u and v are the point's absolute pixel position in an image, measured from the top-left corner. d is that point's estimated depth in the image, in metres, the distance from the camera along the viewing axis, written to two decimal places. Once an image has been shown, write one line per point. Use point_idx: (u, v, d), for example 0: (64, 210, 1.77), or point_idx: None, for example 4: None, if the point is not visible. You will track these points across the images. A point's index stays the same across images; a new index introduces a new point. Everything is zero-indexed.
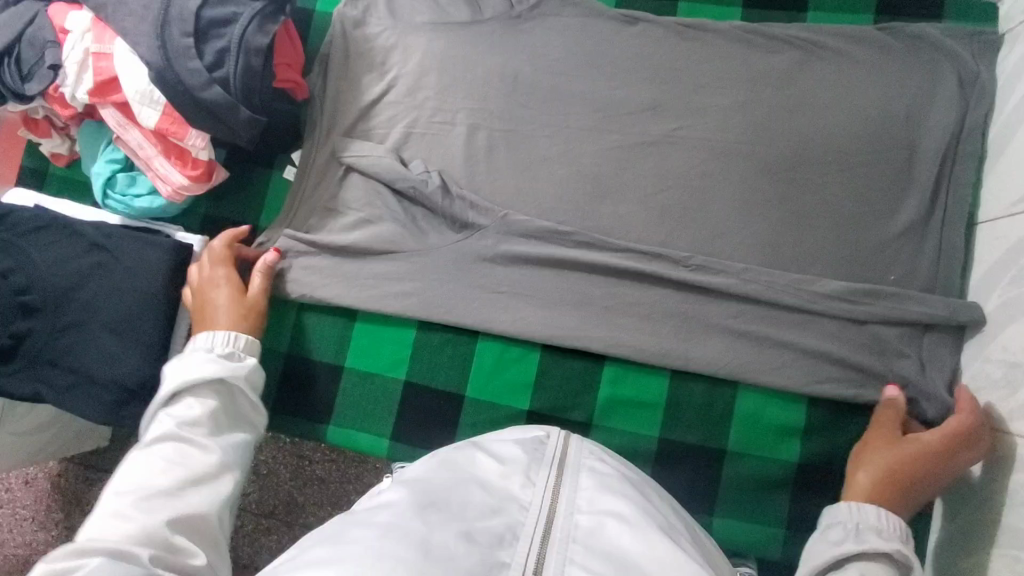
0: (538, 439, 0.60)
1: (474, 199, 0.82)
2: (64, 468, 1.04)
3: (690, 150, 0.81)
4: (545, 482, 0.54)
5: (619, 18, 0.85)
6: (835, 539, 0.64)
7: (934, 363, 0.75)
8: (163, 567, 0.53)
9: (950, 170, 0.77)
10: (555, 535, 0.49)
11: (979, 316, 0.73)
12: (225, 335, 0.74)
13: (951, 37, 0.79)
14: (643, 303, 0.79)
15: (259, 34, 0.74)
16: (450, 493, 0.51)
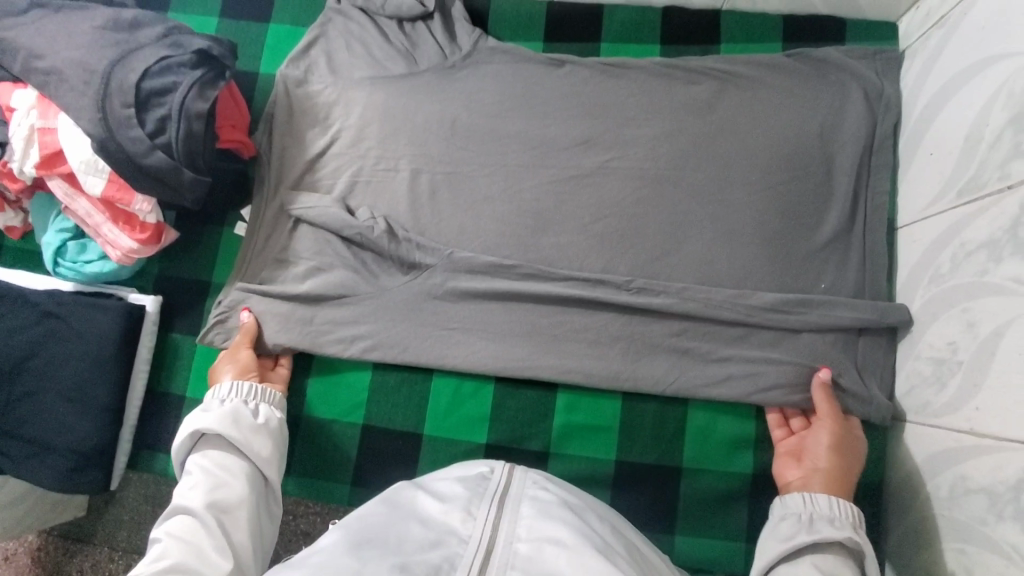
0: (482, 475, 0.62)
1: (420, 241, 0.84)
2: (44, 541, 1.00)
3: (625, 179, 0.84)
4: (485, 515, 0.56)
5: (547, 61, 0.89)
6: (789, 532, 0.66)
7: (872, 361, 0.77)
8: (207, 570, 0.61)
9: (868, 180, 0.81)
10: (492, 565, 0.52)
11: (906, 316, 0.75)
12: (233, 385, 0.77)
13: (855, 57, 0.84)
14: (590, 329, 0.81)
15: (199, 100, 0.76)
16: (389, 532, 0.54)
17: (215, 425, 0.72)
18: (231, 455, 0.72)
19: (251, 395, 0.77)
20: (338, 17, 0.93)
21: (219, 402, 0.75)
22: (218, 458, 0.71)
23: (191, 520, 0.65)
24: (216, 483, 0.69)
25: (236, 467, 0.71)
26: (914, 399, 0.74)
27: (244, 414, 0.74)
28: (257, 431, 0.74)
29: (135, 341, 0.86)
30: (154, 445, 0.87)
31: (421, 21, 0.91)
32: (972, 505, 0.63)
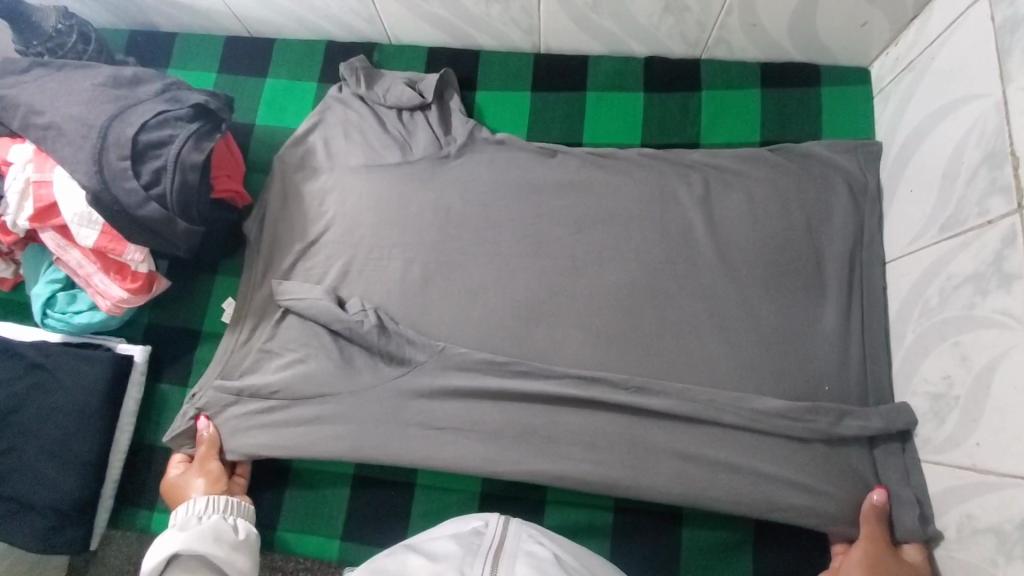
0: (476, 531, 0.60)
1: (411, 335, 0.83)
2: None
3: (620, 275, 0.85)
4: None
5: (537, 152, 0.92)
6: None
7: (886, 472, 0.74)
8: None
9: (861, 270, 0.82)
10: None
11: (910, 421, 0.74)
12: (207, 501, 0.76)
13: (837, 153, 0.86)
14: (587, 430, 0.79)
15: (195, 151, 0.78)
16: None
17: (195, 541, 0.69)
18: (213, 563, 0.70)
19: (228, 509, 0.77)
20: (338, 105, 0.95)
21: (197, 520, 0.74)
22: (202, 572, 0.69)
23: None
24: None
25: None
26: (916, 435, 0.73)
27: (225, 530, 0.74)
28: (236, 547, 0.73)
29: (122, 393, 0.84)
30: (137, 501, 0.84)
31: (419, 111, 0.94)
32: (983, 545, 0.62)
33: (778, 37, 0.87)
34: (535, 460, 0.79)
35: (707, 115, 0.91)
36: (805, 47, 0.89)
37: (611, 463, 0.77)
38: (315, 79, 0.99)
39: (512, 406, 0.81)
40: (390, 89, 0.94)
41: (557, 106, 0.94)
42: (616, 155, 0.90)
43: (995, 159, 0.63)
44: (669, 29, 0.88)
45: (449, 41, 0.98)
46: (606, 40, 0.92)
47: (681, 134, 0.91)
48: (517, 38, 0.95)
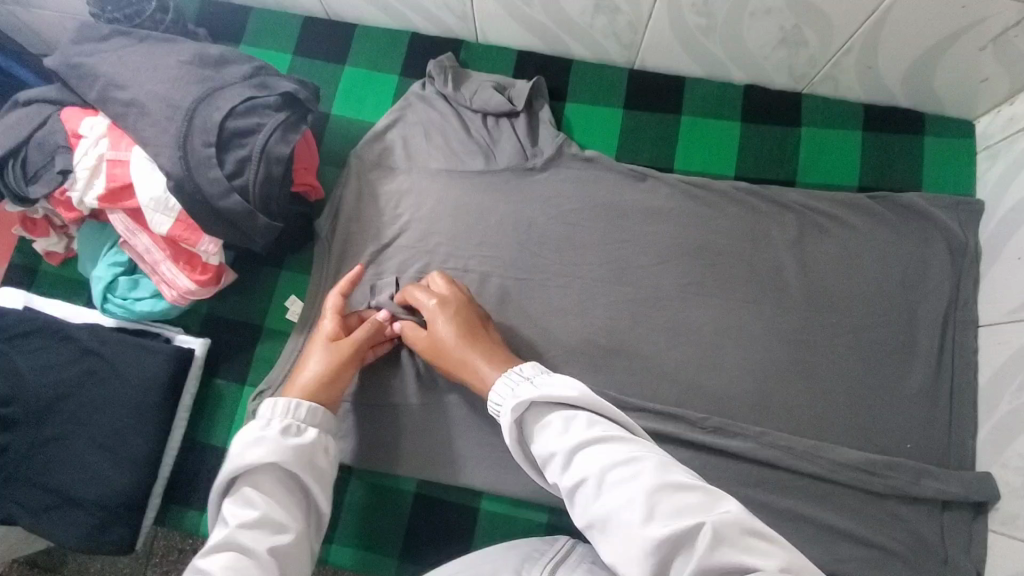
0: (542, 545, 0.62)
1: None
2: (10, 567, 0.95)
3: (704, 311, 0.82)
4: None
5: (627, 172, 0.88)
6: (682, 507, 0.49)
7: (957, 542, 0.73)
8: None
9: (954, 333, 0.79)
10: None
11: (994, 492, 0.72)
12: (284, 403, 0.63)
13: (939, 207, 0.83)
14: None
15: (281, 143, 0.74)
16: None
17: (260, 454, 0.59)
18: (287, 500, 0.60)
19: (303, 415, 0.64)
20: (421, 103, 0.91)
21: (270, 421, 0.62)
22: (247, 525, 0.56)
23: (241, 560, 0.54)
24: (265, 527, 0.57)
25: (299, 512, 0.60)
26: (1002, 504, 0.72)
27: (292, 432, 0.62)
28: (308, 451, 0.62)
29: (180, 388, 0.80)
30: (184, 501, 0.80)
31: (506, 118, 0.90)
32: None
33: (889, 80, 0.84)
34: None
35: (804, 152, 0.88)
36: (915, 94, 0.86)
37: None
38: (396, 72, 0.95)
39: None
40: (477, 92, 0.89)
41: (649, 126, 0.91)
42: (709, 184, 0.86)
43: None
44: (779, 60, 0.85)
45: (541, 47, 0.94)
46: (707, 64, 0.89)
47: (776, 169, 0.88)
48: (613, 51, 0.91)
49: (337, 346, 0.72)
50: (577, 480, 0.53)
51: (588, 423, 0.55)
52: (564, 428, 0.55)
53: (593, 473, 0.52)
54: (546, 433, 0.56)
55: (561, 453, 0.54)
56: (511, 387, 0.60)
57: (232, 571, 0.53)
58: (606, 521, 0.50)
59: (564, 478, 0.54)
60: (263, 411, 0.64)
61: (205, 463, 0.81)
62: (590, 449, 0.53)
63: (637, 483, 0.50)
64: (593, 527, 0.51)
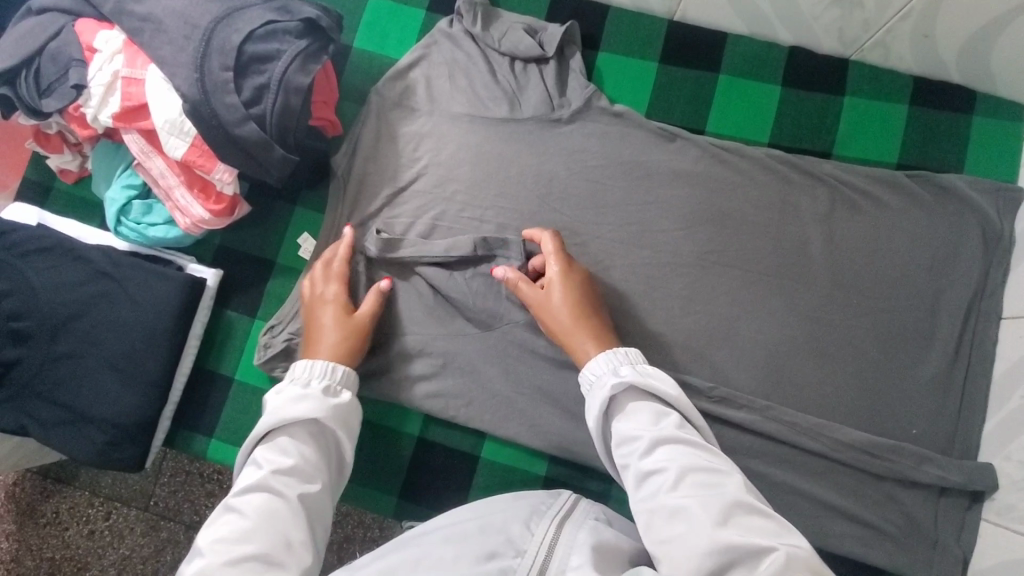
0: (546, 498, 0.65)
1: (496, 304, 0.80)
2: (22, 477, 0.98)
3: (722, 281, 0.80)
4: (540, 535, 0.60)
5: (656, 131, 0.84)
6: (756, 527, 0.51)
7: (950, 528, 0.73)
8: (287, 533, 0.55)
9: (975, 323, 0.77)
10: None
11: (991, 483, 0.72)
12: (323, 366, 0.66)
13: (978, 192, 0.80)
14: None
15: (300, 73, 0.72)
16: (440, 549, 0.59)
17: (302, 409, 0.61)
18: (323, 452, 0.62)
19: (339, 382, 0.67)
20: (447, 41, 0.87)
21: (310, 380, 0.65)
22: (282, 471, 0.58)
23: (272, 503, 0.56)
24: (299, 475, 0.58)
25: (330, 465, 0.62)
26: (999, 495, 0.72)
27: (328, 392, 0.65)
28: (344, 411, 0.65)
29: (191, 316, 0.80)
30: (193, 426, 0.82)
31: (535, 64, 0.86)
32: None
33: (943, 52, 0.79)
34: None
35: (844, 123, 0.84)
36: (968, 69, 0.81)
37: None
38: (422, 6, 0.90)
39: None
40: (506, 34, 0.85)
41: (684, 84, 0.87)
42: (741, 150, 0.83)
43: None
44: (829, 21, 0.80)
45: None
46: (752, 19, 0.84)
47: (814, 138, 0.85)
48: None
49: (351, 315, 0.75)
50: (656, 466, 0.57)
51: (679, 426, 0.59)
52: (654, 420, 0.60)
53: (676, 466, 0.56)
54: (638, 419, 0.61)
55: (647, 439, 0.59)
56: (613, 363, 0.65)
57: (265, 512, 0.55)
58: (675, 511, 0.54)
59: (643, 462, 0.58)
60: (300, 370, 0.66)
61: (215, 392, 0.82)
62: (678, 446, 0.58)
63: (717, 490, 0.54)
64: (657, 514, 0.54)
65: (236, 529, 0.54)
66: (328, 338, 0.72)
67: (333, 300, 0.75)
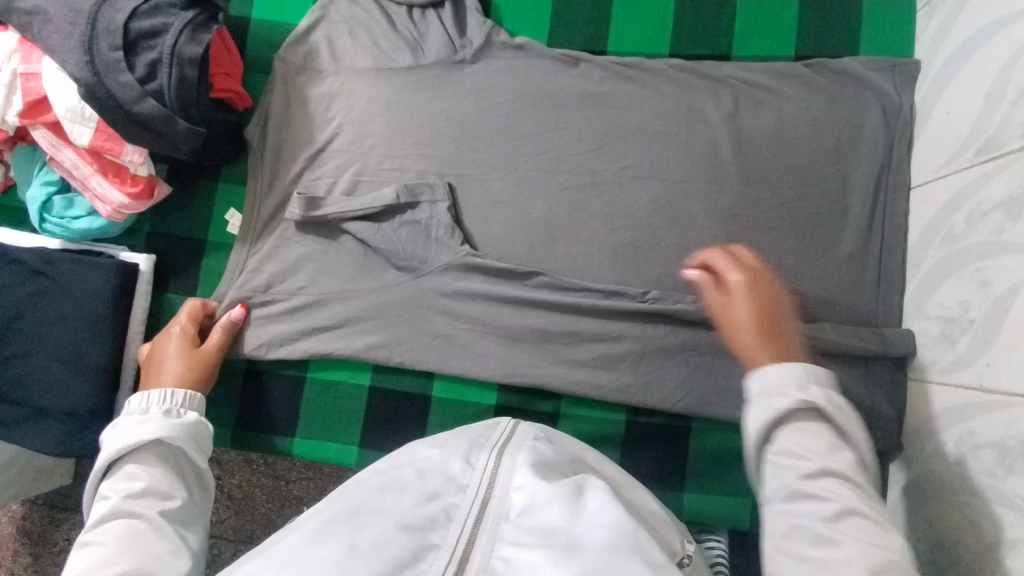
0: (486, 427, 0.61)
1: (424, 245, 0.82)
2: (29, 511, 1.01)
3: (642, 193, 0.82)
4: (482, 465, 0.55)
5: (559, 59, 0.86)
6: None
7: (880, 392, 0.77)
8: (155, 546, 0.55)
9: (885, 197, 0.80)
10: (488, 516, 0.51)
11: (912, 345, 0.76)
12: (160, 394, 0.70)
13: (874, 71, 0.82)
14: (604, 339, 0.80)
15: (191, 43, 0.73)
16: (384, 493, 0.52)
17: (147, 432, 0.62)
18: (172, 471, 0.62)
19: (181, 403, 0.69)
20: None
21: (146, 410, 0.66)
22: (133, 495, 0.58)
23: (131, 525, 0.56)
24: (154, 494, 0.59)
25: (184, 483, 0.63)
26: (921, 355, 0.75)
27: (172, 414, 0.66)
28: (193, 430, 0.66)
29: (129, 301, 0.82)
30: None
31: (431, 9, 0.87)
32: (980, 459, 0.63)
33: None
34: (550, 371, 0.80)
35: (740, 23, 0.86)
36: None
37: (625, 379, 0.79)
38: None
39: (523, 321, 0.81)
40: None
41: (581, 9, 0.88)
42: (643, 65, 0.85)
43: None
44: None
45: None
46: None
47: (712, 44, 0.86)
48: None
49: (200, 348, 0.78)
50: (819, 493, 0.51)
51: (852, 467, 0.52)
52: (830, 448, 0.52)
53: (836, 505, 0.50)
54: (804, 440, 0.53)
55: (820, 465, 0.51)
56: (806, 368, 0.55)
57: (126, 534, 0.55)
58: (826, 540, 0.49)
59: (802, 482, 0.51)
60: (135, 403, 0.68)
61: None
62: (827, 485, 0.51)
63: (879, 543, 0.48)
64: (795, 537, 0.50)
65: (97, 558, 0.53)
66: (172, 366, 0.76)
67: (184, 334, 0.79)
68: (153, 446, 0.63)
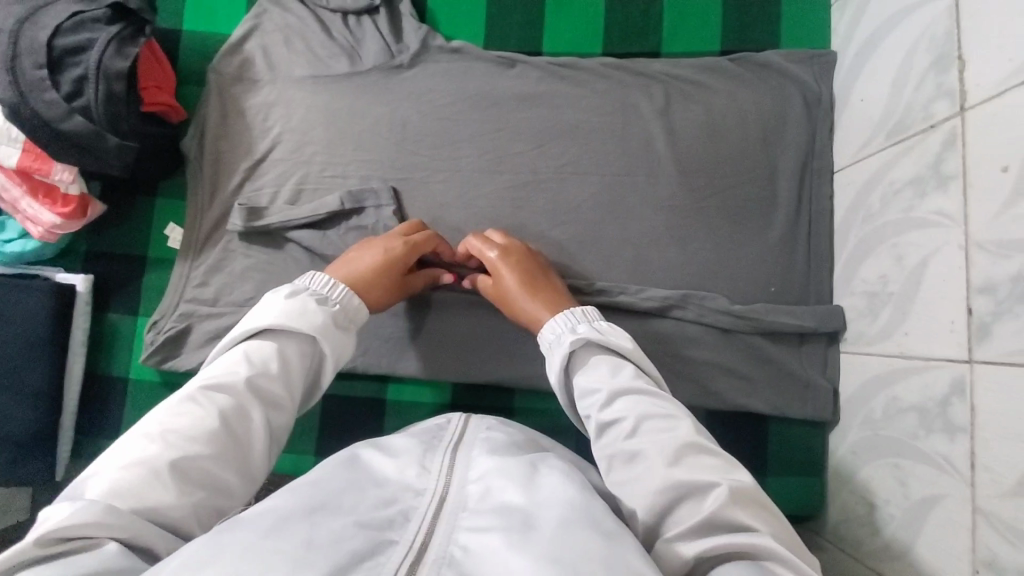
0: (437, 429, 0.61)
1: None
2: None
3: (582, 187, 0.85)
4: (438, 463, 0.54)
5: (495, 61, 0.88)
6: (709, 465, 0.51)
7: (815, 367, 0.81)
8: (201, 436, 0.52)
9: (811, 181, 0.84)
10: (446, 509, 0.49)
11: (841, 320, 0.80)
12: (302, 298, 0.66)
13: (794, 63, 0.86)
14: None
15: (117, 58, 0.72)
16: (342, 493, 0.49)
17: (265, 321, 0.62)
18: (255, 386, 0.58)
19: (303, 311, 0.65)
20: (275, 8, 0.87)
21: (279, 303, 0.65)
22: (233, 381, 0.57)
23: (219, 406, 0.55)
24: (251, 387, 0.58)
25: (263, 400, 0.58)
26: (850, 329, 0.79)
27: (295, 312, 0.64)
28: (300, 337, 0.64)
29: (68, 323, 0.79)
30: (98, 433, 0.82)
31: (367, 15, 0.87)
32: (905, 423, 0.67)
33: None
34: (502, 367, 0.82)
35: (668, 21, 0.89)
36: None
37: None
38: None
39: (473, 319, 0.82)
40: None
41: (514, 10, 0.90)
42: (577, 64, 0.88)
43: (943, 63, 0.65)
44: None
45: None
46: None
47: (642, 42, 0.90)
48: None
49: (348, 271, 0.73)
50: (615, 416, 0.57)
51: (634, 377, 0.60)
52: (612, 373, 0.61)
53: (633, 414, 0.56)
54: (595, 372, 0.62)
55: (610, 389, 0.59)
56: (569, 322, 0.67)
57: (220, 410, 0.55)
58: (632, 456, 0.53)
59: (602, 413, 0.58)
60: (274, 298, 0.66)
61: (112, 394, 0.82)
62: (636, 396, 0.58)
63: (671, 430, 0.54)
64: (616, 458, 0.54)
65: (192, 423, 0.53)
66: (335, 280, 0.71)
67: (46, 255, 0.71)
68: (273, 343, 0.62)
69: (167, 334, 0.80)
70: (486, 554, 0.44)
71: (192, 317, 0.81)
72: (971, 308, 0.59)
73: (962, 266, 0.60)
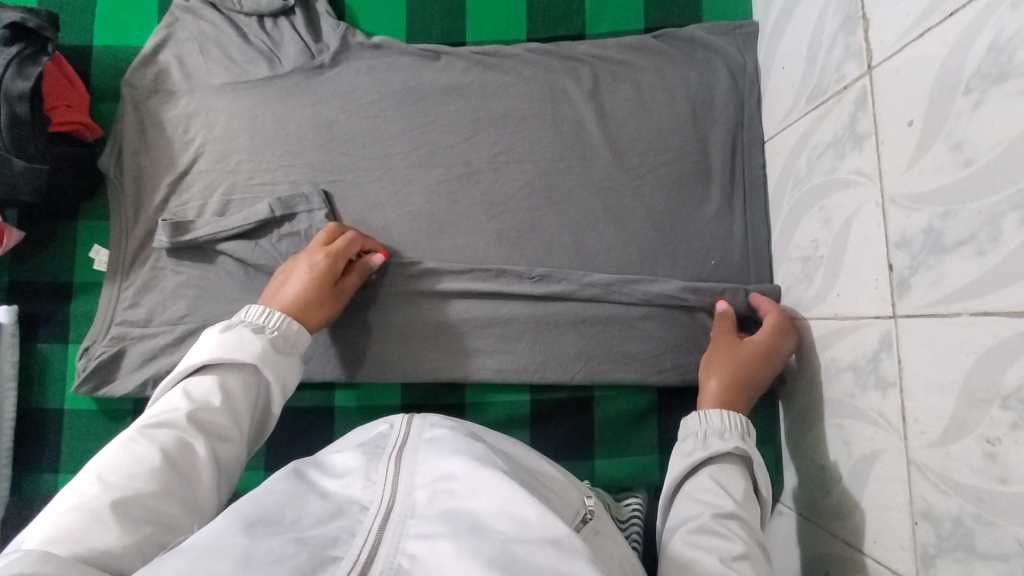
0: (381, 434, 0.58)
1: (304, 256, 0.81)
2: None
3: (517, 176, 0.84)
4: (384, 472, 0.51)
5: (419, 53, 0.86)
6: None
7: None
8: (140, 477, 0.52)
9: (742, 152, 0.85)
10: (393, 520, 0.46)
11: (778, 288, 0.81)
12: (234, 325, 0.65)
13: (717, 35, 0.86)
14: (498, 323, 0.81)
15: (18, 79, 0.70)
16: (283, 512, 0.47)
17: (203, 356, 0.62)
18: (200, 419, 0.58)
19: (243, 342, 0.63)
20: (187, 15, 0.85)
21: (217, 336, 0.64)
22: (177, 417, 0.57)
23: (160, 444, 0.54)
24: (193, 423, 0.57)
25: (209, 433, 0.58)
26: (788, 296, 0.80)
27: (232, 344, 0.63)
28: (242, 369, 0.63)
29: None
30: (36, 466, 0.79)
31: (283, 17, 0.85)
32: (842, 382, 0.68)
33: None
34: (449, 363, 0.81)
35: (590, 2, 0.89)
36: None
37: (522, 360, 0.81)
38: None
39: (416, 318, 0.81)
40: None
41: (435, 2, 0.89)
42: (502, 51, 0.87)
43: (850, 24, 0.65)
44: None
45: None
46: None
47: (566, 24, 0.89)
48: None
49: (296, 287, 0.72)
50: (723, 530, 0.58)
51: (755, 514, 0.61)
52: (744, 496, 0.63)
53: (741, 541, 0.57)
54: (733, 485, 0.64)
55: (730, 508, 0.61)
56: (733, 422, 0.68)
57: (162, 448, 0.54)
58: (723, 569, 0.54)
59: (715, 518, 0.59)
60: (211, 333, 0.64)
61: (49, 426, 0.80)
62: (733, 525, 0.59)
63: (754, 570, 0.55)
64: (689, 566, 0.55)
65: (130, 465, 0.52)
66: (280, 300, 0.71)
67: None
68: (213, 376, 0.61)
69: (100, 360, 0.78)
70: (435, 565, 0.42)
71: (124, 340, 0.79)
72: (891, 263, 0.59)
73: (880, 223, 0.61)
